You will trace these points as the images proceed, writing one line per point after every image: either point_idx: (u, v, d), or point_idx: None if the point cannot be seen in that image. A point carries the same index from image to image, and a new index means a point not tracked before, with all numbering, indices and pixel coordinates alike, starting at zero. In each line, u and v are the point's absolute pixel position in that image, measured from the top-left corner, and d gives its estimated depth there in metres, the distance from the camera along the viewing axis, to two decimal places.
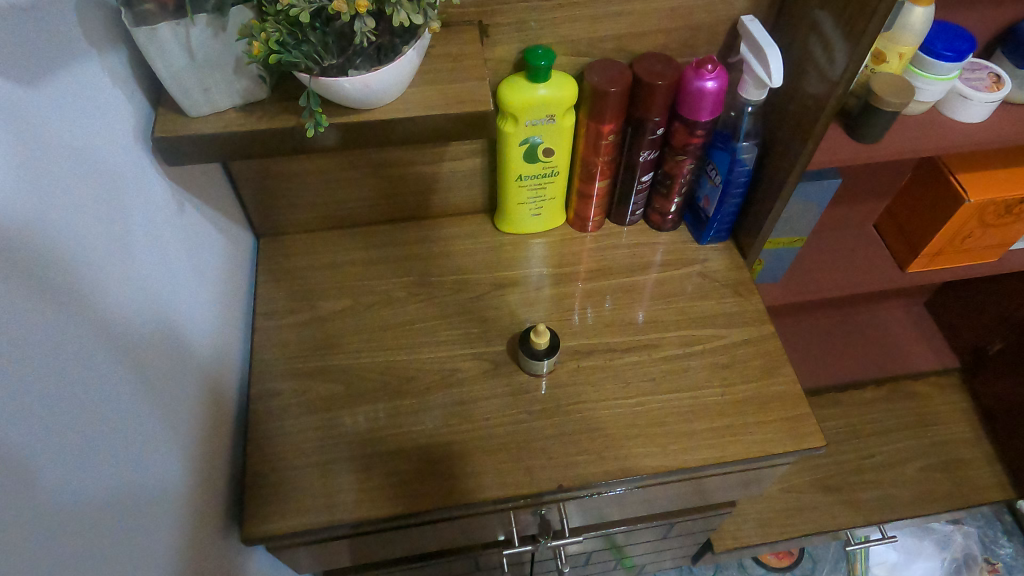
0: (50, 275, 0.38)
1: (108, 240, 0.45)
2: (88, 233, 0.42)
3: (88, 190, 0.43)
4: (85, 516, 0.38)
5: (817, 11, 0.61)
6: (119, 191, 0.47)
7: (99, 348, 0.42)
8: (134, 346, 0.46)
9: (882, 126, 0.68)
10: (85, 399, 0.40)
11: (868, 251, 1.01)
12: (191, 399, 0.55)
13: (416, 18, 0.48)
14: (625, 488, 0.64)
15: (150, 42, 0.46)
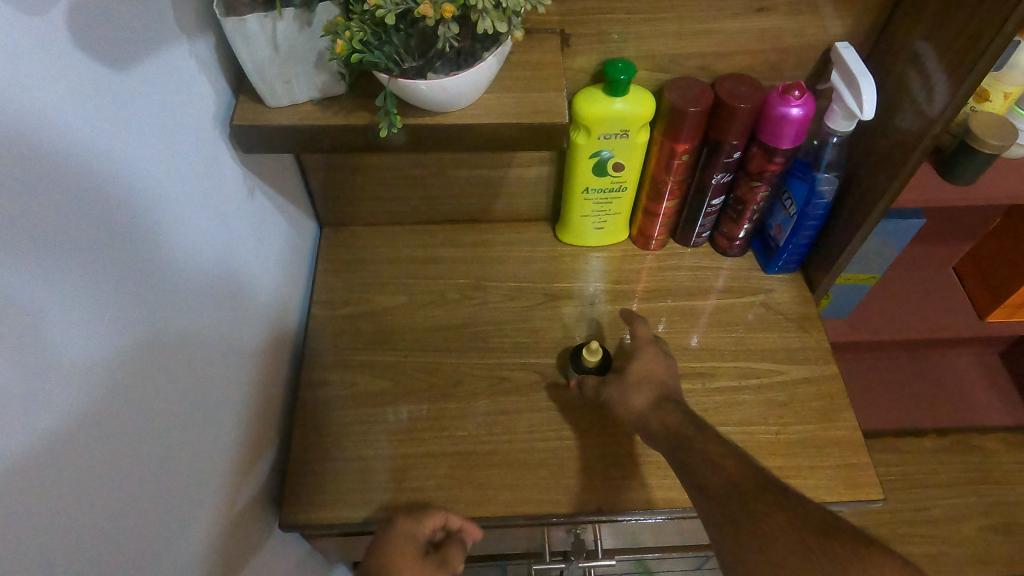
0: (121, 253, 0.39)
1: (181, 224, 0.45)
2: (161, 215, 0.43)
3: (166, 172, 0.44)
4: (129, 493, 0.39)
5: (920, 43, 0.57)
6: (195, 175, 0.48)
7: (159, 328, 0.42)
8: (195, 329, 0.47)
9: (979, 168, 0.64)
10: (141, 378, 0.40)
11: (944, 295, 0.96)
12: (244, 383, 0.56)
13: (501, 27, 0.47)
14: (665, 518, 0.62)
15: (238, 33, 0.46)
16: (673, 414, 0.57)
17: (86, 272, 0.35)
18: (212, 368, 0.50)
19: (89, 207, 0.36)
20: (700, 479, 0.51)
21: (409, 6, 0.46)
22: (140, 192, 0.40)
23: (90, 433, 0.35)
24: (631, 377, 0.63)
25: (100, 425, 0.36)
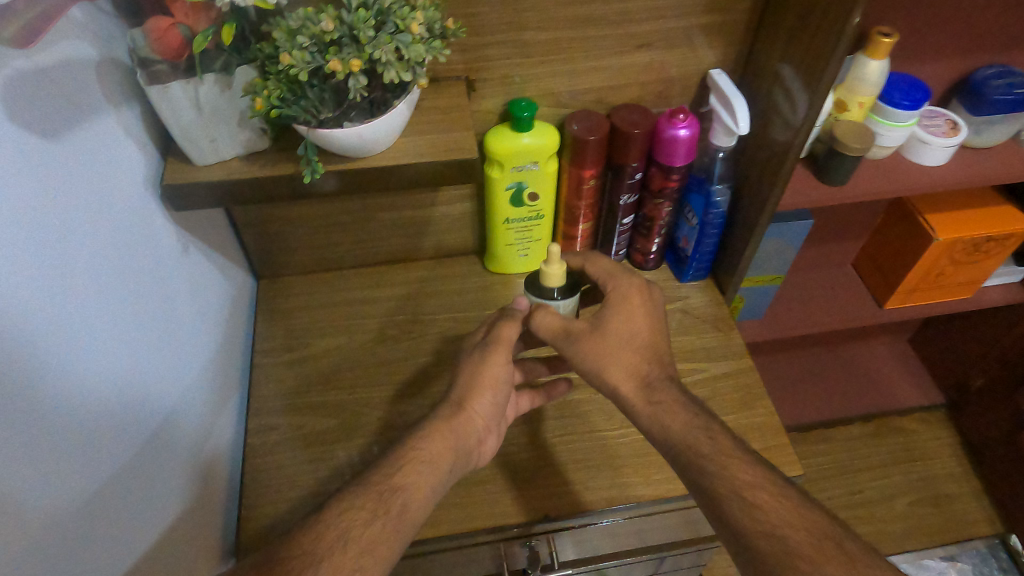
0: (54, 310, 0.40)
1: (113, 280, 0.47)
2: (93, 273, 0.45)
3: (95, 232, 0.46)
4: (72, 542, 0.40)
5: (779, 65, 0.66)
6: (126, 232, 0.50)
7: (94, 382, 0.44)
8: (130, 383, 0.48)
9: (849, 169, 0.72)
10: (78, 432, 0.41)
11: (846, 289, 1.05)
12: (187, 436, 0.57)
13: (405, 76, 0.53)
14: (616, 516, 0.66)
15: (162, 99, 0.50)
16: (676, 419, 0.56)
17: (16, 328, 0.37)
18: (152, 422, 0.51)
19: (20, 268, 0.37)
20: (727, 503, 0.51)
21: (319, 63, 0.51)
22: (69, 251, 0.42)
23: (30, 483, 0.37)
24: (615, 339, 0.60)
25: (41, 475, 0.37)
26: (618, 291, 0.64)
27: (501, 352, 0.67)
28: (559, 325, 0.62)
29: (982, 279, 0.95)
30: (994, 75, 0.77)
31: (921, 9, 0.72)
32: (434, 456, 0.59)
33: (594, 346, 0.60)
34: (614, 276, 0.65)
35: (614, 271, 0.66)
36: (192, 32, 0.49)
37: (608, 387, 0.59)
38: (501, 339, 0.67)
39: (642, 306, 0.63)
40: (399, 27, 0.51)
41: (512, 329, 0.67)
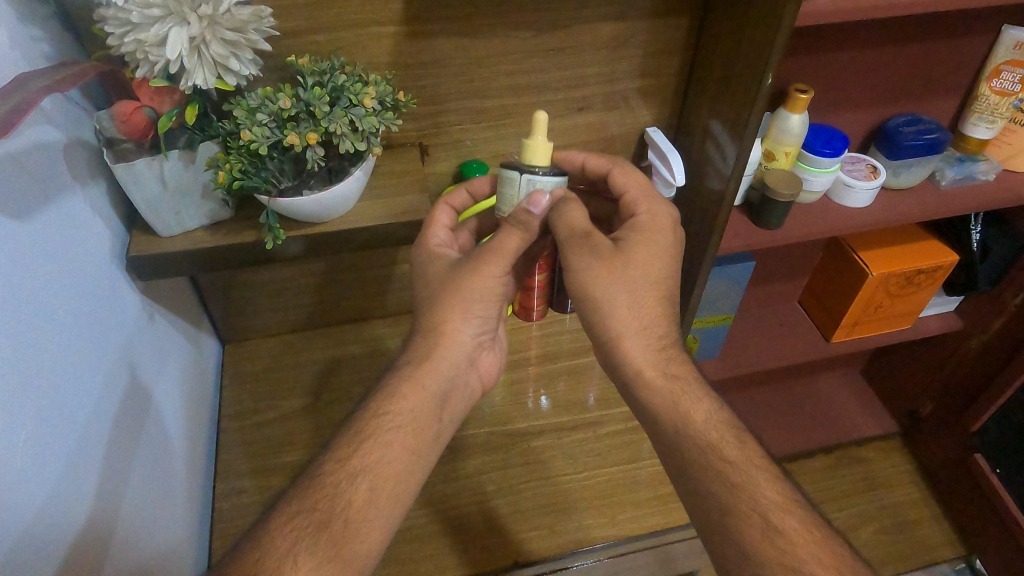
0: (21, 378, 0.41)
1: (77, 350, 0.48)
2: (57, 343, 0.46)
3: (61, 302, 0.47)
4: None
5: (708, 121, 0.71)
6: (90, 300, 0.51)
7: (58, 454, 0.44)
8: (94, 454, 0.49)
9: (781, 213, 0.77)
10: (38, 503, 0.41)
11: (795, 325, 1.10)
12: (151, 509, 0.56)
13: (359, 145, 0.56)
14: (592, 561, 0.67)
15: (129, 176, 0.53)
16: (701, 408, 0.55)
17: None
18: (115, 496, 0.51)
19: None
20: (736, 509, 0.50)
21: (279, 137, 0.54)
22: (35, 321, 0.43)
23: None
24: (639, 271, 0.57)
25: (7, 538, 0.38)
26: (647, 220, 0.61)
27: (501, 261, 0.58)
28: (591, 240, 0.57)
29: (919, 309, 1.01)
30: (903, 123, 0.84)
31: (833, 67, 0.79)
32: (428, 411, 0.56)
33: (619, 276, 0.57)
34: (646, 202, 0.62)
35: (648, 196, 0.63)
36: (157, 114, 0.52)
37: (616, 327, 0.57)
38: (500, 250, 0.58)
39: (666, 244, 0.59)
40: (352, 101, 0.56)
41: (517, 241, 0.58)
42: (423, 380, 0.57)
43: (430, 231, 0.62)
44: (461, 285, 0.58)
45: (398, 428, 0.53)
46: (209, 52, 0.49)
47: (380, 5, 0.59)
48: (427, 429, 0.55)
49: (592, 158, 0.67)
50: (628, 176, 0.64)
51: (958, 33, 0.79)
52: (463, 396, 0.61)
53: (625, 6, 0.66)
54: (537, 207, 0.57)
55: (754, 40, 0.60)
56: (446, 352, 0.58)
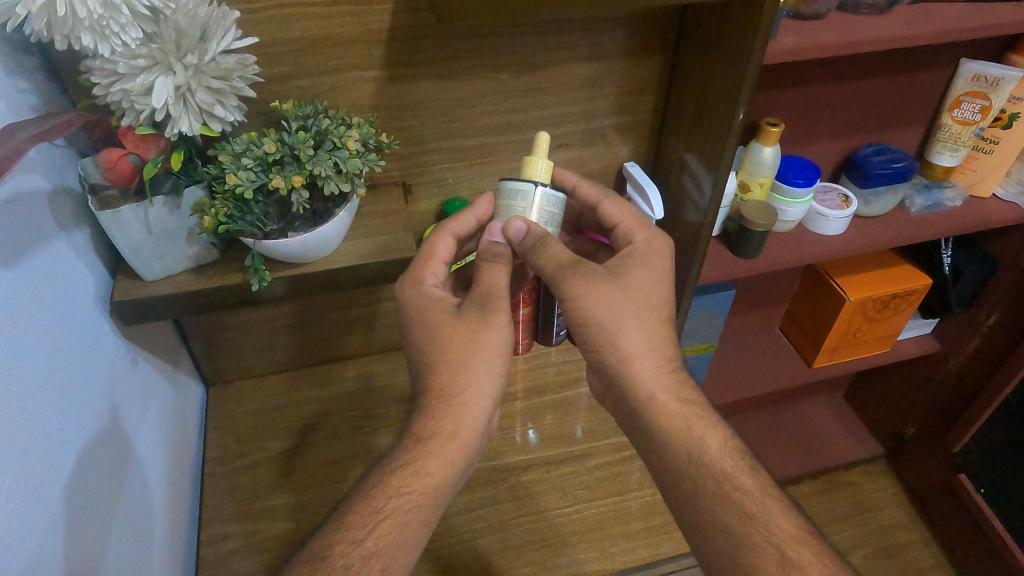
0: (3, 428, 0.41)
1: (65, 408, 0.48)
2: (45, 398, 0.46)
3: (47, 362, 0.47)
4: None
5: (684, 155, 0.73)
6: (76, 365, 0.51)
7: (42, 501, 0.43)
8: (74, 505, 0.47)
9: (758, 242, 0.79)
10: (22, 558, 0.40)
11: (777, 352, 1.11)
12: (136, 559, 0.55)
13: (344, 187, 0.57)
14: None
15: (113, 222, 0.53)
16: (714, 439, 0.56)
17: None
18: (96, 546, 0.50)
19: None
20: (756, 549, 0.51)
21: (264, 180, 0.55)
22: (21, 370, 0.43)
23: None
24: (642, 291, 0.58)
25: None
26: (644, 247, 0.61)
27: (500, 301, 0.57)
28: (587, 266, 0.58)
29: (897, 333, 1.03)
30: (871, 153, 0.86)
31: (802, 101, 0.82)
32: (448, 483, 0.54)
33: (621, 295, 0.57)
34: (644, 229, 0.63)
35: (643, 223, 0.64)
36: (142, 160, 0.53)
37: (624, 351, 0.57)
38: (494, 288, 0.57)
39: (665, 268, 0.61)
40: (337, 144, 0.57)
41: (504, 277, 0.57)
42: (449, 453, 0.54)
43: (428, 271, 0.60)
44: (475, 340, 0.56)
45: (420, 507, 0.52)
46: (194, 100, 0.50)
47: (362, 51, 0.61)
48: (446, 498, 0.54)
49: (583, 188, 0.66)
50: (621, 207, 0.64)
51: (919, 67, 0.82)
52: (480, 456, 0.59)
53: (599, 47, 0.68)
54: (497, 235, 0.59)
55: (724, 78, 0.62)
56: (471, 420, 0.56)
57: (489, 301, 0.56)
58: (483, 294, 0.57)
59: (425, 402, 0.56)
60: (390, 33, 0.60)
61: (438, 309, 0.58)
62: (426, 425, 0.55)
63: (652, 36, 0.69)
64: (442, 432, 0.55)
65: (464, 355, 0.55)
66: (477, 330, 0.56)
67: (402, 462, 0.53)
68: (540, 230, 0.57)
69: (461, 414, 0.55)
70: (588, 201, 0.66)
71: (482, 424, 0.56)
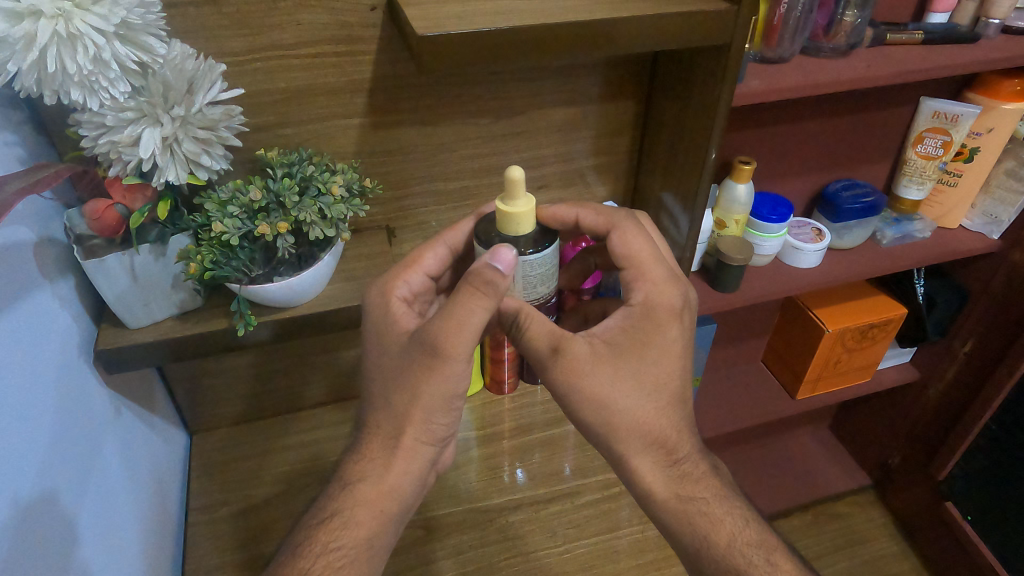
0: None
1: (54, 472, 0.48)
2: (35, 461, 0.46)
3: (37, 419, 0.47)
4: None
5: (661, 194, 0.75)
6: (64, 422, 0.51)
7: (26, 557, 0.43)
8: (54, 563, 0.46)
9: (735, 277, 0.81)
10: None
11: (761, 385, 1.12)
12: None
13: (329, 232, 0.58)
14: None
15: (98, 271, 0.54)
16: (723, 528, 0.54)
17: None
18: None
19: None
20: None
21: (250, 227, 0.56)
22: (11, 428, 0.44)
23: None
24: (631, 386, 0.52)
25: None
26: (646, 304, 0.54)
27: (465, 338, 0.49)
28: (587, 345, 0.53)
29: (876, 362, 1.05)
30: (842, 188, 0.89)
31: (773, 140, 0.85)
32: (383, 530, 0.52)
33: (628, 371, 0.52)
34: (644, 283, 0.55)
35: (645, 264, 0.56)
36: (129, 210, 0.53)
37: (626, 421, 0.52)
38: (460, 323, 0.48)
39: (660, 350, 0.53)
40: (321, 190, 0.58)
41: (482, 316, 0.48)
42: (378, 503, 0.52)
43: (401, 280, 0.58)
44: (420, 385, 0.50)
45: (351, 563, 0.50)
46: (181, 150, 0.52)
47: (345, 99, 0.63)
48: (382, 553, 0.52)
49: (587, 215, 0.60)
50: (629, 245, 0.57)
51: (882, 106, 0.86)
52: (419, 499, 0.56)
53: (576, 92, 0.70)
54: (500, 261, 0.50)
55: (696, 120, 0.65)
56: (402, 466, 0.52)
57: (448, 341, 0.49)
58: (448, 325, 0.48)
59: (364, 443, 0.54)
60: (373, 83, 0.62)
61: (396, 333, 0.54)
62: (356, 467, 0.53)
63: (626, 81, 0.71)
64: (369, 477, 0.52)
65: (407, 400, 0.51)
66: (422, 376, 0.50)
67: (328, 514, 0.52)
68: (513, 303, 0.53)
69: (395, 455, 0.52)
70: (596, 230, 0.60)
71: (418, 468, 0.53)
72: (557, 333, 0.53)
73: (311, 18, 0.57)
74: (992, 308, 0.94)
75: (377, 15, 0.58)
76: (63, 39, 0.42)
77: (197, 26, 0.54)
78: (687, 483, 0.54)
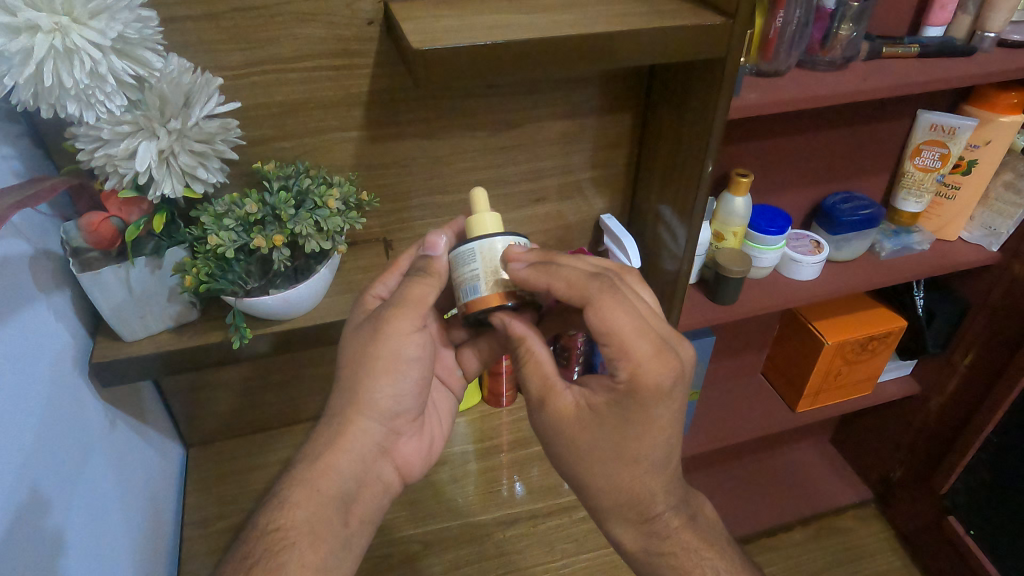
0: None
1: (51, 486, 0.48)
2: (33, 475, 0.46)
3: (35, 432, 0.47)
4: None
5: (658, 206, 0.75)
6: (61, 433, 0.51)
7: (20, 567, 0.43)
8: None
9: (734, 289, 0.81)
10: None
11: (761, 397, 1.12)
12: None
13: (325, 244, 0.59)
14: None
15: (93, 284, 0.53)
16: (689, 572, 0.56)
17: None
18: None
19: None
20: None
21: (245, 240, 0.56)
22: (11, 441, 0.44)
23: None
24: (613, 458, 0.52)
25: None
26: (630, 384, 0.49)
27: (418, 313, 0.53)
28: (572, 405, 0.53)
29: (876, 375, 1.04)
30: (840, 201, 0.89)
31: (772, 152, 0.85)
32: (324, 515, 0.50)
33: (608, 443, 0.52)
34: (633, 366, 0.48)
35: (631, 347, 0.48)
36: (125, 223, 0.54)
37: (596, 476, 0.53)
38: (411, 302, 0.53)
39: (646, 429, 0.51)
40: (317, 204, 0.58)
41: (425, 289, 0.53)
42: (316, 482, 0.51)
43: (379, 281, 0.58)
44: (365, 350, 0.53)
45: (292, 546, 0.48)
46: (178, 163, 0.52)
47: (342, 113, 0.63)
48: (328, 541, 0.49)
49: (559, 288, 0.50)
50: (608, 323, 0.49)
51: (880, 118, 0.86)
52: (375, 491, 0.55)
53: (574, 105, 0.71)
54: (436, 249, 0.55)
55: (692, 132, 0.65)
56: (346, 442, 0.53)
57: (392, 308, 0.53)
58: (401, 304, 0.53)
59: (318, 428, 0.55)
60: (370, 97, 0.63)
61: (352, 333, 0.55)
62: (303, 450, 0.54)
63: (624, 94, 0.72)
64: (306, 458, 0.53)
65: (356, 371, 0.54)
66: (369, 344, 0.53)
67: (274, 496, 0.51)
68: (521, 328, 0.53)
69: (336, 433, 0.54)
70: (569, 296, 0.51)
71: (362, 448, 0.54)
72: (548, 381, 0.53)
73: (309, 31, 0.57)
74: (992, 320, 0.94)
75: (374, 28, 0.59)
76: (60, 54, 0.42)
77: (195, 40, 0.55)
78: (658, 541, 0.56)
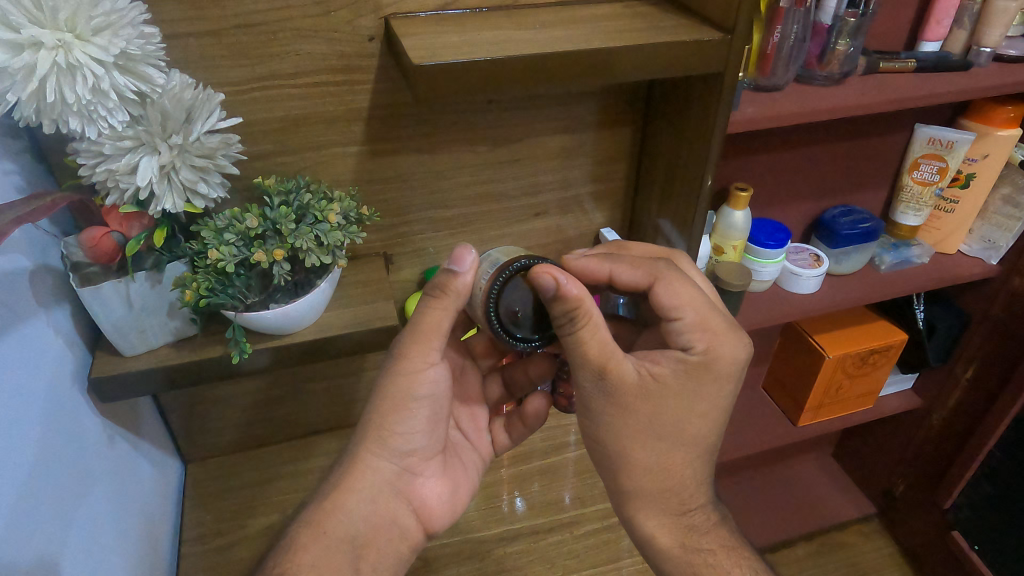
0: None
1: (51, 505, 0.48)
2: (33, 495, 0.46)
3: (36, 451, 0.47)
4: None
5: (658, 220, 0.75)
6: (60, 451, 0.51)
7: None
8: None
9: (734, 303, 0.81)
10: None
11: (762, 412, 1.11)
12: None
13: (325, 258, 0.59)
14: None
15: (93, 298, 0.53)
16: None
17: None
18: None
19: None
20: None
21: (246, 254, 0.56)
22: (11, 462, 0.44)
23: None
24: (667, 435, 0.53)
25: None
26: (707, 356, 0.52)
27: (433, 344, 0.52)
28: (637, 373, 0.51)
29: (877, 389, 1.04)
30: (838, 214, 0.89)
31: (770, 165, 0.85)
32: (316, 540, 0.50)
33: (668, 416, 0.52)
34: (710, 336, 0.52)
35: (708, 320, 0.52)
36: (125, 238, 0.54)
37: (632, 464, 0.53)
38: (425, 332, 0.51)
39: (712, 395, 0.53)
40: (317, 218, 0.59)
41: (443, 315, 0.51)
42: (322, 524, 0.52)
43: None
44: (378, 386, 0.54)
45: None
46: (179, 178, 0.52)
47: (342, 128, 0.63)
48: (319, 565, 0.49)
49: (624, 270, 0.54)
50: (681, 297, 0.52)
51: (877, 132, 0.86)
52: (385, 529, 0.55)
53: (573, 120, 0.71)
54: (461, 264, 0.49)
55: (690, 147, 0.65)
56: (355, 482, 0.54)
57: (409, 340, 0.52)
58: (417, 335, 0.52)
59: (333, 469, 0.56)
60: (370, 112, 0.63)
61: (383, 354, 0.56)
62: (318, 492, 0.55)
63: (622, 108, 0.72)
64: (315, 499, 0.54)
65: (370, 408, 0.54)
66: (382, 381, 0.54)
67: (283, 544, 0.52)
68: (576, 290, 0.46)
69: (348, 471, 0.55)
70: (632, 286, 0.54)
71: (373, 485, 0.55)
72: (607, 349, 0.49)
73: (310, 48, 0.57)
74: (992, 333, 0.94)
75: (373, 45, 0.59)
76: (63, 70, 0.43)
77: (197, 57, 0.55)
78: (695, 533, 0.56)
